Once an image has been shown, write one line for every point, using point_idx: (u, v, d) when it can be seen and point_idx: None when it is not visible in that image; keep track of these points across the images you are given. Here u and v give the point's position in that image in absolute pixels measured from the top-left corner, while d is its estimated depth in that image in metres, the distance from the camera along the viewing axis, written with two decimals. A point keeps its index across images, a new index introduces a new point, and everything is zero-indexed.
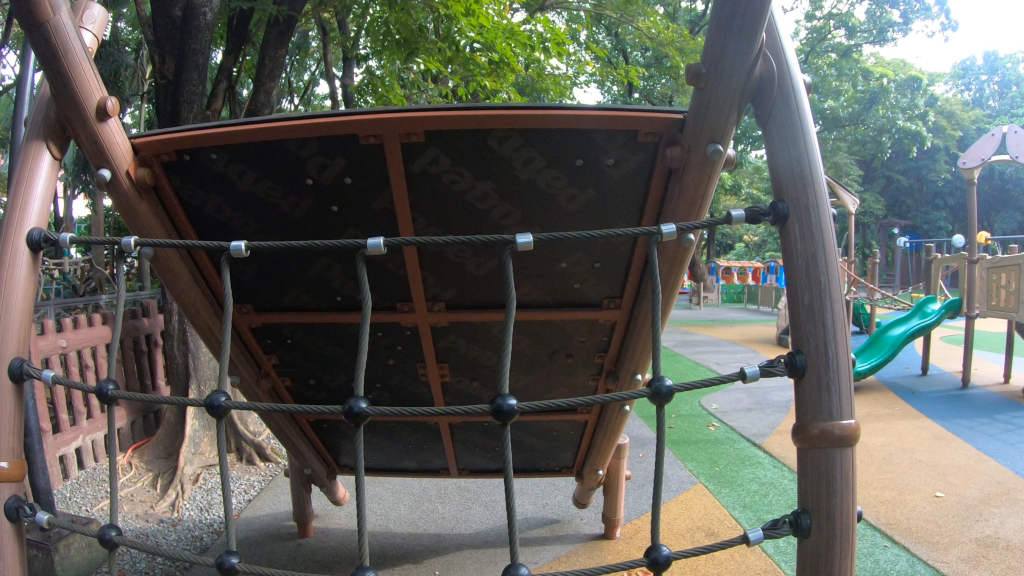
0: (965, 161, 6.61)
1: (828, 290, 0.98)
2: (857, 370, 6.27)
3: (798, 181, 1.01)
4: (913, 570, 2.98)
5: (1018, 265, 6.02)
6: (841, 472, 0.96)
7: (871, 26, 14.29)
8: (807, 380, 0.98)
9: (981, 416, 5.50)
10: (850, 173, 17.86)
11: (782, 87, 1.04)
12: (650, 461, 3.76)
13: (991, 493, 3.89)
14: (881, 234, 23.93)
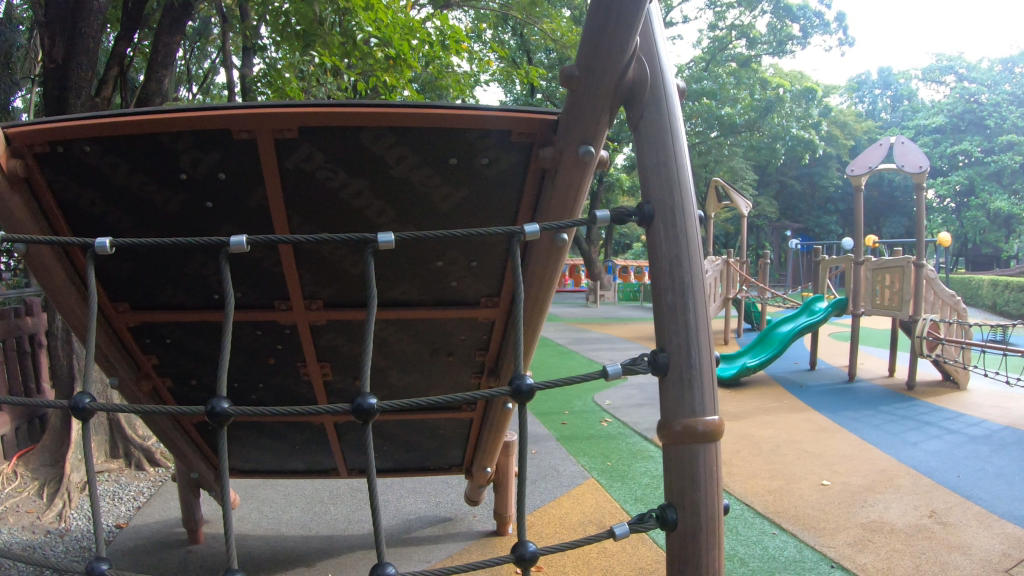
0: (853, 169, 6.97)
1: (691, 291, 1.01)
2: (749, 366, 6.54)
3: (664, 184, 1.04)
4: (802, 555, 3.13)
5: (902, 267, 6.41)
6: (705, 467, 0.99)
7: (771, 37, 15.48)
8: (670, 378, 1.00)
9: (863, 408, 5.82)
10: (746, 178, 18.58)
11: (654, 91, 1.06)
12: (543, 457, 3.81)
13: (874, 480, 4.12)
14: (774, 237, 24.99)
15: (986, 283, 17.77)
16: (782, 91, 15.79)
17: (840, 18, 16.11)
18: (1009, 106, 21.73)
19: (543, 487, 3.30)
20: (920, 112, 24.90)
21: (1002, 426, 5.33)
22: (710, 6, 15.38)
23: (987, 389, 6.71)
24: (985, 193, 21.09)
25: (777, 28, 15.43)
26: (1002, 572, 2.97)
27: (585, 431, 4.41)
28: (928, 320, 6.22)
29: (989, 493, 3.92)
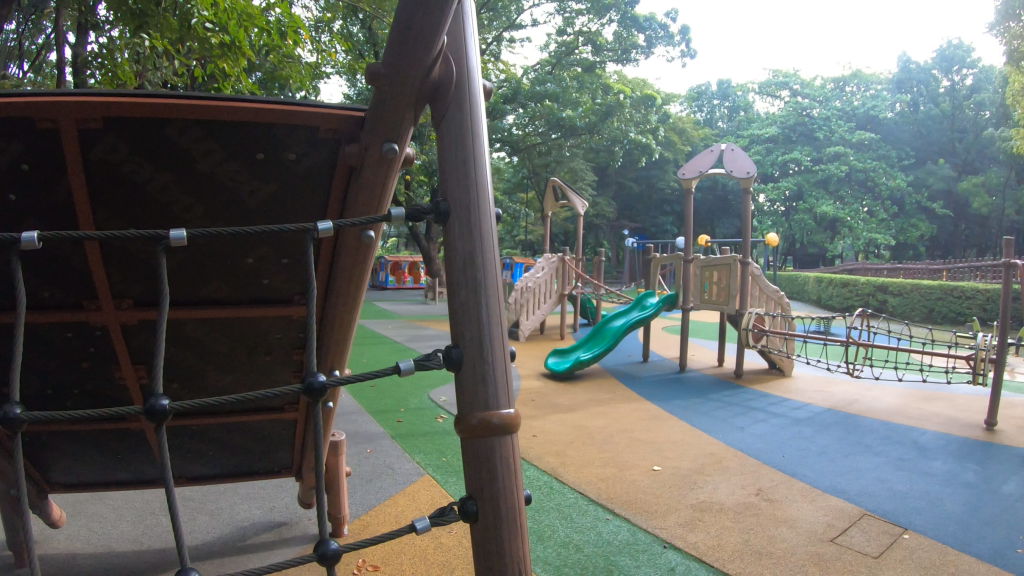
0: (685, 172, 7.38)
1: (485, 288, 1.05)
2: (583, 360, 6.85)
3: (462, 184, 1.07)
4: (637, 539, 3.30)
5: (729, 265, 6.89)
6: (500, 461, 1.03)
7: (616, 46, 15.95)
8: (464, 375, 1.04)
9: (691, 397, 6.21)
10: (585, 178, 19.29)
11: (459, 91, 1.09)
12: (377, 456, 3.79)
13: (703, 463, 4.41)
14: (613, 236, 26.12)
15: (812, 279, 19.41)
16: (624, 96, 16.54)
17: (684, 31, 17.07)
18: (836, 121, 23.96)
19: (379, 486, 3.29)
20: (754, 123, 26.84)
21: (824, 408, 5.87)
22: (559, 11, 15.79)
23: (810, 376, 7.37)
24: (811, 198, 23.07)
25: (623, 36, 15.98)
26: (826, 542, 3.29)
27: (420, 428, 4.43)
28: (755, 313, 6.64)
29: (811, 470, 4.31)
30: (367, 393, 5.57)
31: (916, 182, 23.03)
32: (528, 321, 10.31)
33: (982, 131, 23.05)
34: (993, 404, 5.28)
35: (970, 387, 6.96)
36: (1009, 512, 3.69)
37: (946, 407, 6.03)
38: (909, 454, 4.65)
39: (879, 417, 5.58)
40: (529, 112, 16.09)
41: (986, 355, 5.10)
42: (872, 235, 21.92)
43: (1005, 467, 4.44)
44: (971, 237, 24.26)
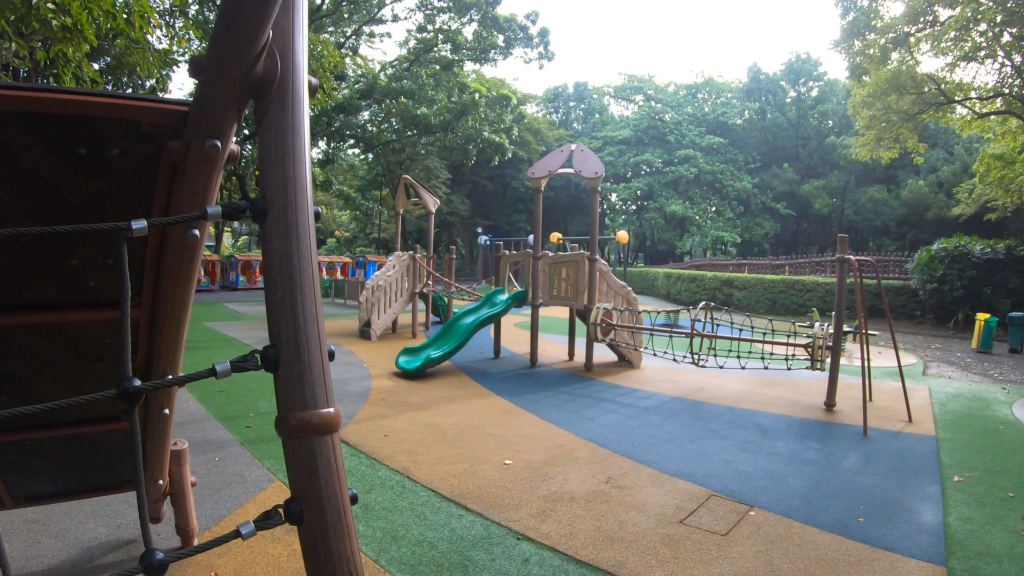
0: (535, 171, 7.53)
1: (300, 286, 1.04)
2: (433, 357, 6.88)
3: (281, 181, 1.05)
4: (490, 532, 3.36)
5: (576, 261, 7.16)
6: (322, 460, 1.03)
7: (474, 45, 16.42)
8: (281, 373, 1.03)
9: (542, 390, 6.39)
10: (440, 175, 19.31)
11: (280, 88, 1.06)
12: (226, 464, 3.63)
13: (553, 455, 4.54)
14: (466, 234, 26.32)
15: (662, 275, 20.44)
16: (479, 95, 16.63)
17: (544, 34, 17.44)
18: (687, 126, 25.31)
19: (230, 495, 3.17)
20: (609, 125, 27.78)
21: (670, 397, 6.20)
22: (421, 9, 15.80)
23: (658, 367, 7.78)
24: (662, 198, 24.24)
25: (482, 36, 16.51)
26: (676, 523, 3.48)
27: (269, 433, 4.28)
28: (602, 308, 6.90)
29: (659, 456, 4.55)
30: (215, 398, 5.33)
31: (763, 184, 24.97)
32: (379, 319, 10.22)
33: (823, 137, 25.15)
34: (833, 387, 5.77)
35: (808, 372, 7.58)
36: (846, 487, 4.07)
37: (788, 391, 6.54)
38: (754, 436, 5.01)
39: (724, 403, 5.97)
40: (385, 107, 15.97)
41: (824, 342, 5.55)
42: (719, 233, 23.40)
43: (841, 445, 4.88)
44: (812, 236, 26.44)
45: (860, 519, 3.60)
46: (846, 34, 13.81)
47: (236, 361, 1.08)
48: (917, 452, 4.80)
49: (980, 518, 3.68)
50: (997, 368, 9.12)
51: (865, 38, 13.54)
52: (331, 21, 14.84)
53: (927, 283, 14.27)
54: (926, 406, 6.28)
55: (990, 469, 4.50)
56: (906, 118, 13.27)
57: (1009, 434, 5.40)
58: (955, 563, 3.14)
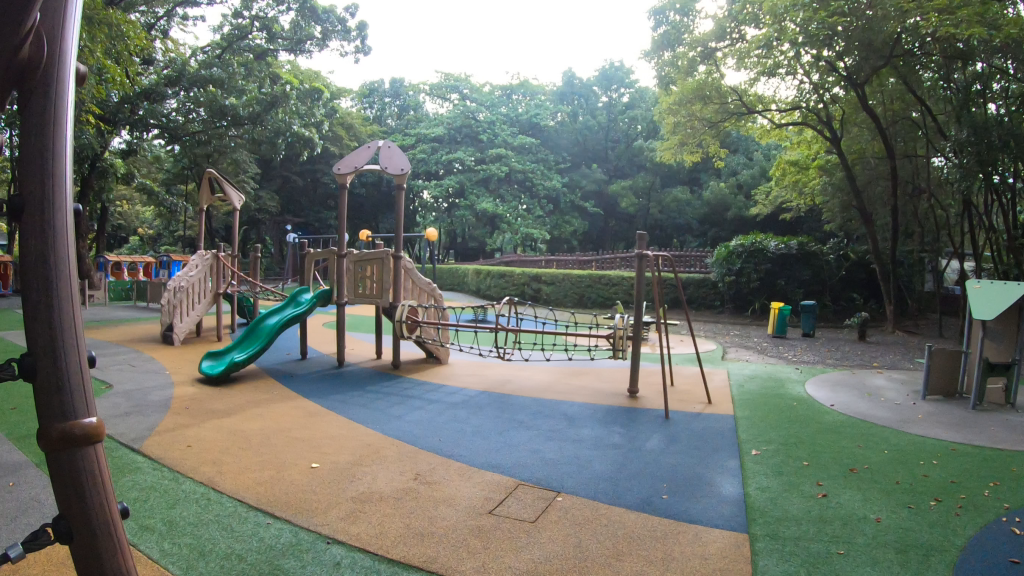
0: (339, 167, 7.35)
1: (58, 286, 1.10)
2: (236, 361, 6.51)
3: (37, 184, 1.10)
4: (299, 539, 3.24)
5: (382, 259, 7.08)
6: (86, 472, 1.15)
7: (290, 35, 16.00)
8: (41, 381, 1.10)
9: (352, 390, 6.28)
10: (249, 169, 18.39)
11: (41, 92, 1.10)
12: (21, 488, 3.28)
13: (360, 455, 4.47)
14: (276, 232, 25.27)
15: (472, 271, 20.78)
16: (289, 87, 15.98)
17: (363, 27, 17.10)
18: (501, 126, 25.80)
19: (25, 526, 2.87)
20: (424, 122, 27.69)
21: (478, 391, 6.32)
22: None
23: (466, 362, 7.89)
24: (474, 196, 24.52)
25: (299, 27, 16.14)
26: (485, 514, 3.55)
27: None
28: (407, 305, 6.90)
29: (468, 450, 4.61)
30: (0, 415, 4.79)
31: (572, 184, 26.24)
32: (181, 323, 9.54)
33: (633, 141, 26.81)
34: (634, 375, 6.16)
35: (612, 363, 8.03)
36: (650, 466, 4.36)
37: (594, 380, 6.89)
38: (559, 425, 5.24)
39: (531, 395, 6.17)
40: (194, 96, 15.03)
41: (624, 333, 5.88)
42: (527, 229, 24.05)
43: (644, 428, 5.22)
44: (618, 233, 28.16)
45: (664, 496, 3.87)
46: (656, 46, 14.90)
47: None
48: (716, 430, 5.25)
49: (777, 486, 4.11)
50: (788, 351, 10.17)
51: (675, 50, 14.59)
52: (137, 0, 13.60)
53: (725, 276, 15.60)
54: (725, 388, 6.87)
55: (784, 442, 5.04)
56: (708, 126, 14.44)
57: (800, 410, 6.06)
58: (756, 529, 3.49)
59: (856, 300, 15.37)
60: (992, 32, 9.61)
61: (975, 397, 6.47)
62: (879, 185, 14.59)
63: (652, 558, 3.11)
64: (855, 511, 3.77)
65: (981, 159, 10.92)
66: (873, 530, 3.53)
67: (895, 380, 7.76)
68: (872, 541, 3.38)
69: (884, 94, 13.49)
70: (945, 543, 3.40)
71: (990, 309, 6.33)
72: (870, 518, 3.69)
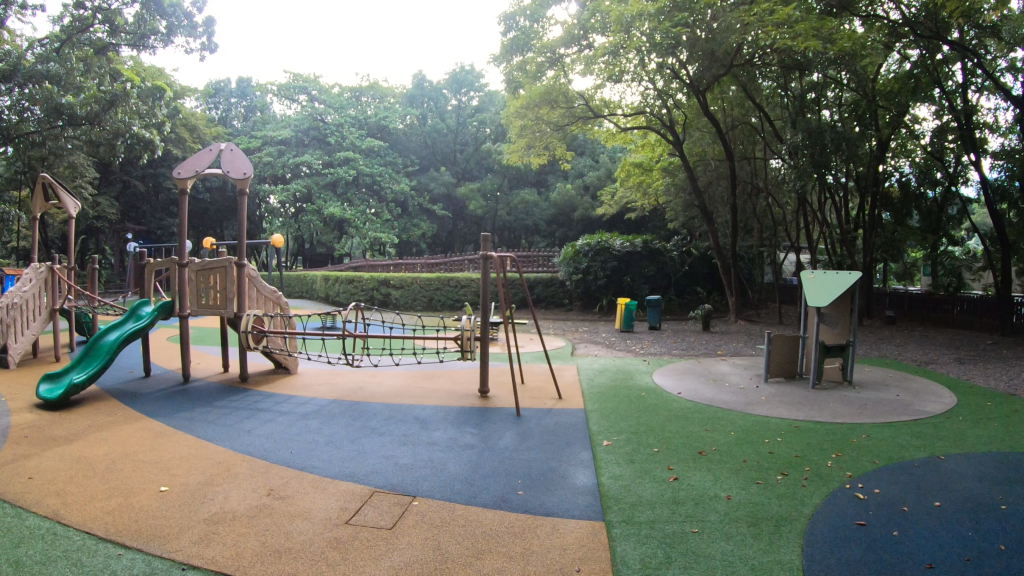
0: (180, 171, 6.95)
1: None
2: (75, 382, 6.04)
3: None
4: (150, 568, 3.04)
5: (225, 267, 6.78)
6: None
7: (133, 29, 14.94)
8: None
9: (201, 406, 6.00)
10: (84, 174, 17.15)
11: None
12: None
13: (210, 474, 4.27)
14: (116, 240, 23.69)
15: (320, 277, 20.28)
16: (130, 85, 15.11)
17: (210, 24, 16.33)
18: (348, 128, 25.29)
19: None
20: (270, 124, 26.73)
21: (329, 400, 6.19)
22: None
23: (314, 370, 7.70)
24: (321, 200, 23.72)
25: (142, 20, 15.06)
26: (342, 525, 3.48)
27: None
28: (252, 315, 6.65)
29: (320, 460, 4.51)
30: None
31: (421, 186, 26.34)
32: (16, 343, 8.75)
33: (481, 143, 27.16)
34: (485, 374, 6.23)
35: (461, 364, 8.10)
36: (503, 464, 4.43)
37: (445, 383, 6.91)
38: (412, 428, 5.22)
39: (382, 400, 6.11)
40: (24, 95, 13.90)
41: (471, 334, 5.92)
42: (376, 233, 23.71)
43: (496, 427, 5.29)
44: (467, 234, 28.53)
45: (520, 492, 3.95)
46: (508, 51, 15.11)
47: None
48: (568, 424, 5.41)
49: (630, 473, 4.29)
50: (636, 344, 10.61)
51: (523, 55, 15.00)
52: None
53: (572, 275, 15.84)
54: (577, 383, 7.09)
55: (634, 431, 5.26)
56: (556, 129, 14.88)
57: (649, 399, 6.35)
58: (612, 516, 3.63)
59: (699, 294, 16.43)
60: (824, 45, 10.56)
61: (812, 377, 7.01)
62: (720, 185, 15.67)
63: (513, 554, 3.16)
64: (706, 491, 3.99)
65: (815, 160, 11.85)
66: (725, 507, 3.76)
67: (737, 365, 8.30)
68: (723, 518, 3.59)
69: (726, 101, 14.28)
70: (790, 514, 3.67)
71: (823, 296, 6.90)
72: (720, 496, 3.92)
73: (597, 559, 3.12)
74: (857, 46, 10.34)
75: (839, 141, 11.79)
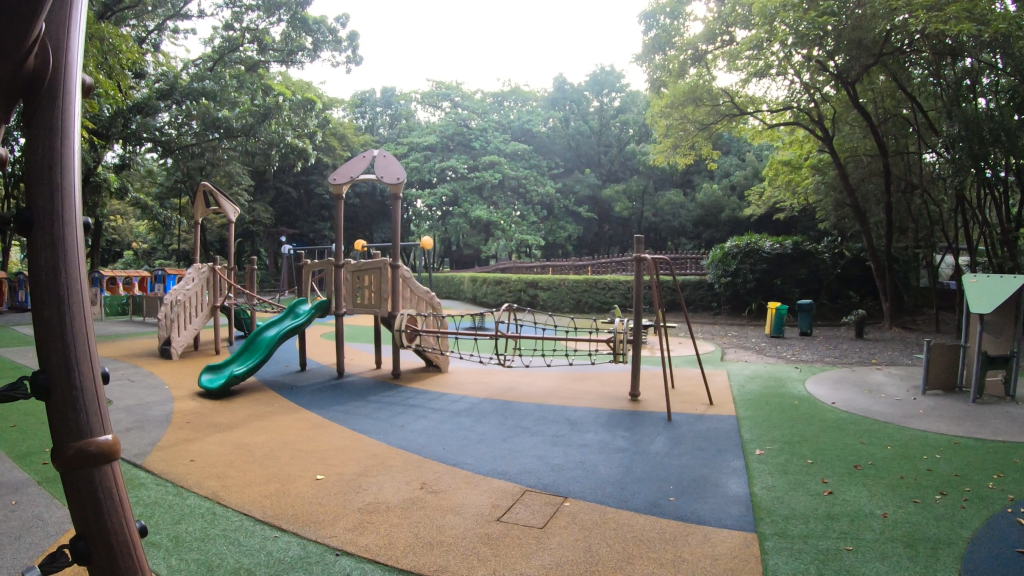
0: (336, 177, 7.35)
1: (70, 303, 1.13)
2: (236, 373, 6.51)
3: (44, 155, 1.12)
4: (307, 551, 3.23)
5: (380, 269, 7.10)
6: (104, 490, 1.17)
7: (281, 46, 16.07)
8: (52, 380, 1.12)
9: (356, 400, 6.31)
10: (241, 182, 18.52)
11: (52, 94, 1.14)
12: (17, 508, 3.56)
13: (367, 466, 4.47)
14: (270, 243, 25.41)
15: (468, 279, 20.84)
16: (282, 98, 16.07)
17: (353, 38, 17.21)
18: (492, 133, 25.87)
19: (25, 542, 3.14)
20: (416, 131, 27.77)
21: (481, 399, 6.33)
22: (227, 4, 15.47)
23: (466, 369, 7.91)
24: (468, 204, 24.45)
25: (289, 37, 16.16)
26: (493, 521, 3.55)
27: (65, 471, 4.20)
28: (406, 314, 6.91)
29: (474, 457, 4.63)
30: (2, 433, 5.07)
31: (566, 189, 26.46)
32: (179, 337, 9.52)
33: (625, 144, 26.85)
34: (636, 377, 6.17)
35: (612, 366, 8.08)
36: (657, 468, 4.37)
37: (596, 385, 6.90)
38: (564, 430, 5.25)
39: (534, 401, 6.18)
40: (183, 109, 14.84)
41: (624, 336, 5.87)
42: (523, 236, 24.12)
43: (648, 431, 5.24)
44: (614, 237, 28.26)
45: (671, 497, 3.88)
46: (649, 49, 14.79)
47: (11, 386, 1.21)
48: (721, 431, 5.26)
49: (783, 485, 4.11)
50: (787, 351, 10.16)
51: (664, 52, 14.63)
52: (133, 12, 13.85)
53: (722, 277, 15.67)
54: (727, 388, 6.88)
55: (788, 441, 5.04)
56: (701, 128, 14.52)
57: (802, 408, 6.07)
58: (764, 528, 3.49)
59: (852, 298, 15.66)
60: (977, 25, 9.70)
61: (975, 390, 6.46)
62: (872, 183, 14.65)
63: (663, 561, 3.10)
64: (861, 507, 3.76)
65: (974, 154, 10.89)
66: (881, 525, 3.53)
67: (894, 375, 7.78)
68: (879, 537, 3.37)
69: (875, 92, 13.45)
70: (951, 536, 3.39)
71: (986, 301, 6.34)
72: (876, 513, 3.69)
73: (747, 570, 3.02)
74: (1012, 27, 9.49)
75: (997, 132, 10.67)
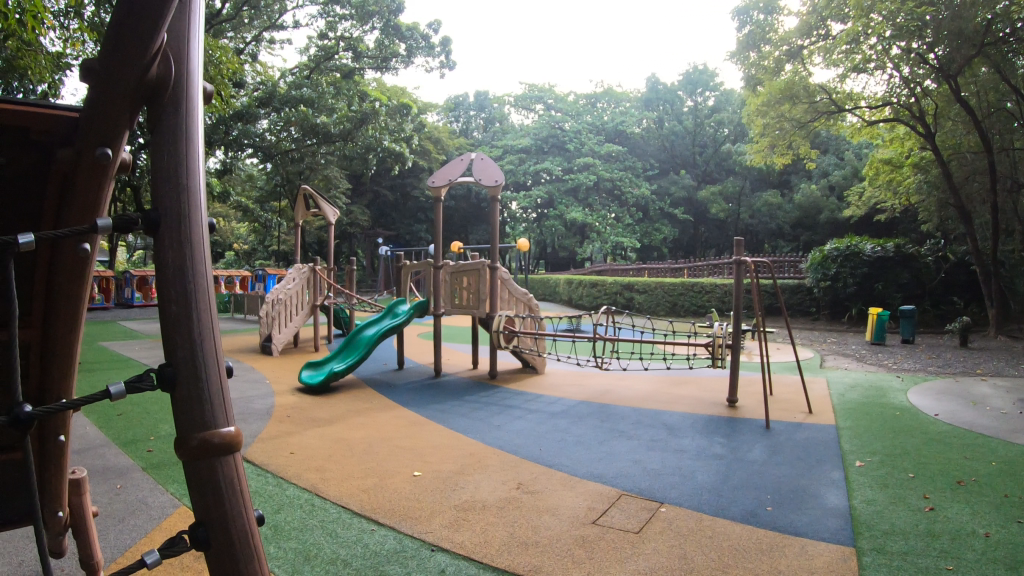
0: (435, 180, 7.52)
1: (194, 304, 0.95)
2: (336, 371, 6.75)
3: (165, 134, 0.96)
4: (402, 546, 3.32)
5: (478, 270, 7.23)
6: (226, 485, 0.95)
7: (376, 53, 16.56)
8: (179, 395, 0.94)
9: (452, 399, 6.44)
10: (339, 186, 19.20)
11: (174, 94, 0.97)
12: (129, 492, 3.81)
13: (464, 464, 4.55)
14: (367, 245, 26.22)
15: (563, 281, 20.89)
16: (380, 104, 16.39)
17: (445, 42, 17.55)
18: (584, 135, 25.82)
19: (133, 525, 3.37)
20: (510, 134, 28.04)
21: (576, 402, 6.33)
22: (323, 14, 16.16)
23: (561, 371, 7.92)
24: (563, 205, 24.68)
25: (383, 45, 16.63)
26: (588, 524, 3.55)
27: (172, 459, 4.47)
28: (504, 315, 7.02)
29: (569, 459, 4.64)
30: (117, 422, 5.43)
31: (662, 190, 26.10)
32: (280, 334, 9.95)
33: (721, 144, 26.26)
34: (735, 383, 6.02)
35: (710, 372, 7.92)
36: (754, 477, 4.27)
37: (694, 390, 6.77)
38: (661, 434, 5.19)
39: (630, 405, 6.14)
40: (282, 116, 15.48)
41: (723, 341, 5.75)
42: (618, 238, 23.99)
43: (747, 438, 5.11)
44: (710, 239, 27.63)
45: (769, 508, 3.77)
46: (741, 47, 14.57)
47: (132, 381, 1.04)
48: (823, 441, 5.08)
49: (884, 499, 3.93)
50: (891, 359, 9.71)
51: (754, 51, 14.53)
52: (235, 25, 14.63)
53: (822, 281, 15.10)
54: (828, 397, 6.64)
55: (891, 453, 4.82)
56: (797, 126, 13.95)
57: (908, 420, 5.78)
58: (863, 543, 3.35)
59: (956, 304, 14.48)
60: None
61: None
62: (977, 181, 13.67)
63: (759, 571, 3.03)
64: (966, 525, 3.56)
65: None
66: (985, 545, 3.33)
67: (1006, 387, 7.30)
68: (984, 557, 3.18)
69: (977, 85, 12.57)
70: None
71: None
72: (979, 532, 3.48)
73: None
74: None
75: None
